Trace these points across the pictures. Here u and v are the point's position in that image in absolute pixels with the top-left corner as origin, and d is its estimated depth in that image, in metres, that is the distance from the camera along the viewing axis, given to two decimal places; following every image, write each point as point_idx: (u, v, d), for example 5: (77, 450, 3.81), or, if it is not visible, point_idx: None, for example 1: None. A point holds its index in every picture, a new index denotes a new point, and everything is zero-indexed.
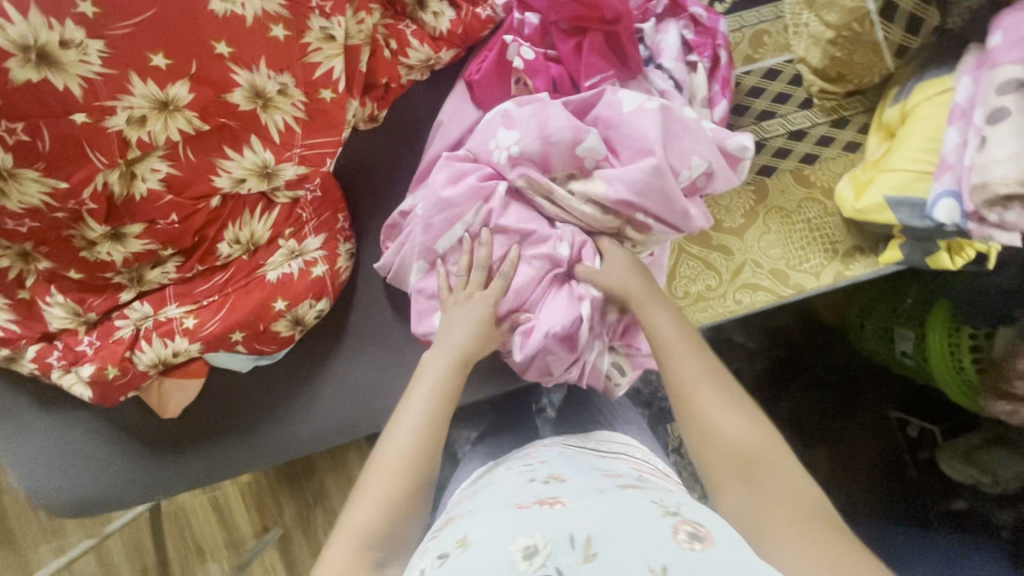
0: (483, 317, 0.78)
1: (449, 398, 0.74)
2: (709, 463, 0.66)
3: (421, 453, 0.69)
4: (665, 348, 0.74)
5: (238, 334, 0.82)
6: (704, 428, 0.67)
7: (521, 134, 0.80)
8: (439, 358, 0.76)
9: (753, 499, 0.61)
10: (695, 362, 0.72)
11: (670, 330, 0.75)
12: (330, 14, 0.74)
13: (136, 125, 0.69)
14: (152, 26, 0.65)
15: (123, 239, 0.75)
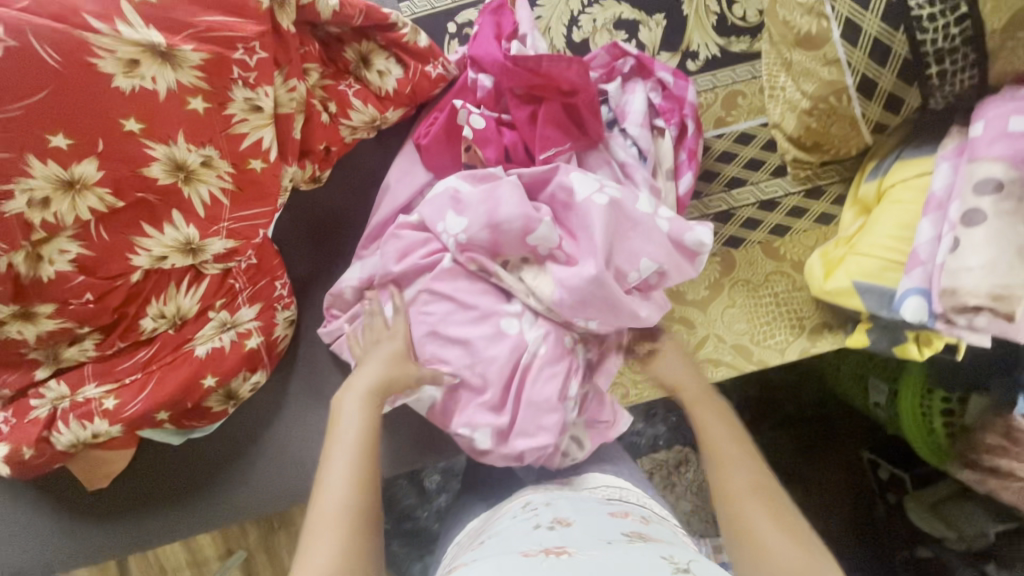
0: (388, 355, 0.74)
1: (371, 436, 0.68)
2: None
3: (361, 504, 0.62)
4: (717, 459, 0.71)
5: (164, 413, 0.78)
6: (751, 541, 0.62)
7: (473, 220, 0.75)
8: (352, 398, 0.70)
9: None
10: (740, 474, 0.68)
11: (723, 442, 0.72)
12: (256, 84, 0.68)
13: (38, 207, 0.63)
14: (49, 107, 0.58)
15: (35, 319, 0.70)
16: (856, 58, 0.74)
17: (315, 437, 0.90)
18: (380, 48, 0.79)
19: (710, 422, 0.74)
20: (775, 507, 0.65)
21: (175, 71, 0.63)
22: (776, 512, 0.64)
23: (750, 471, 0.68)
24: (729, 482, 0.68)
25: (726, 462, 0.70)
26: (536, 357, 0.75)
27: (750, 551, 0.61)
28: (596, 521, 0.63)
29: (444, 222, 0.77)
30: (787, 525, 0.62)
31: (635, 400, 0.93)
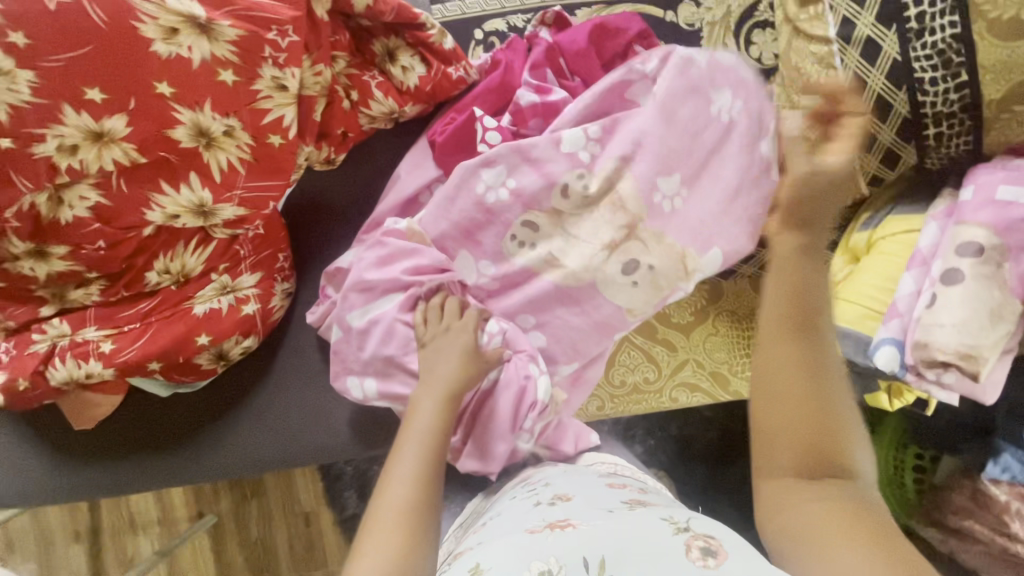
0: (462, 352, 0.77)
1: (440, 437, 0.72)
2: (775, 453, 0.56)
3: (418, 507, 0.65)
4: (763, 320, 0.57)
5: (156, 364, 0.81)
6: (783, 423, 0.55)
7: (508, 168, 0.81)
8: (427, 396, 0.75)
9: (810, 516, 0.53)
10: (798, 345, 0.56)
11: (777, 300, 0.57)
12: (284, 65, 0.71)
13: (67, 152, 0.67)
14: (88, 60, 0.63)
15: (48, 258, 0.74)
16: (859, 110, 0.77)
17: (296, 408, 0.93)
18: (406, 45, 0.83)
19: (773, 282, 0.57)
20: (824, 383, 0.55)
21: (211, 43, 0.67)
22: (822, 399, 0.55)
23: (806, 337, 0.56)
24: (775, 350, 0.56)
25: (778, 327, 0.56)
26: (496, 384, 0.81)
27: (775, 431, 0.56)
28: (595, 494, 0.69)
29: (478, 177, 0.81)
30: (834, 413, 0.55)
31: (611, 414, 0.95)
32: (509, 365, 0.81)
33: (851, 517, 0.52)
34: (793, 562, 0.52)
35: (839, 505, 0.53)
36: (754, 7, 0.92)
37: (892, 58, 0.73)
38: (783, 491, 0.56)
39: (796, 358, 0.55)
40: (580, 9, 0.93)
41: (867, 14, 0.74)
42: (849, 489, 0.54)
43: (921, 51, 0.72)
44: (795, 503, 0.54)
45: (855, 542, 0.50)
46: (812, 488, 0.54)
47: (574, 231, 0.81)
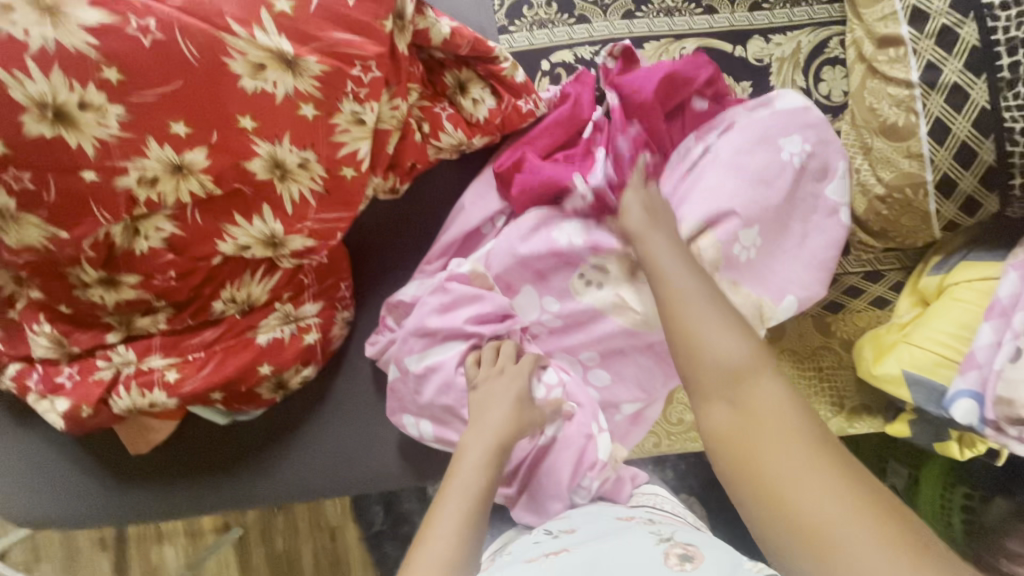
0: (514, 399, 0.76)
1: (485, 482, 0.69)
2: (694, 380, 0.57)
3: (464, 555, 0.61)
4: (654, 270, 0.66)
5: (218, 393, 0.80)
6: (695, 355, 0.57)
7: (580, 216, 0.82)
8: (476, 441, 0.72)
9: (752, 439, 0.52)
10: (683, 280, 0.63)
11: (661, 254, 0.67)
12: (364, 100, 0.70)
13: (146, 184, 0.67)
14: (177, 96, 0.62)
15: (118, 286, 0.74)
16: (940, 156, 0.76)
17: (350, 436, 0.92)
18: (478, 77, 0.82)
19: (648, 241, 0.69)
20: (723, 310, 0.60)
21: (296, 78, 0.66)
22: (716, 321, 0.59)
23: (683, 272, 0.64)
24: (669, 291, 0.63)
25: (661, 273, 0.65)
26: (555, 439, 0.81)
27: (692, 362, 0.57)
28: (599, 523, 0.68)
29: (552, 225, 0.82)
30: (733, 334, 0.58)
31: (666, 451, 0.95)
32: (571, 420, 0.81)
33: (787, 429, 0.51)
34: (755, 494, 0.50)
35: (766, 417, 0.52)
36: (825, 44, 0.90)
37: (980, 106, 0.72)
38: (718, 421, 0.55)
39: (681, 290, 0.62)
40: (649, 41, 0.90)
41: (955, 61, 0.73)
42: (774, 398, 0.53)
43: (1013, 100, 0.70)
44: (724, 424, 0.54)
45: (791, 454, 0.50)
46: (742, 407, 0.54)
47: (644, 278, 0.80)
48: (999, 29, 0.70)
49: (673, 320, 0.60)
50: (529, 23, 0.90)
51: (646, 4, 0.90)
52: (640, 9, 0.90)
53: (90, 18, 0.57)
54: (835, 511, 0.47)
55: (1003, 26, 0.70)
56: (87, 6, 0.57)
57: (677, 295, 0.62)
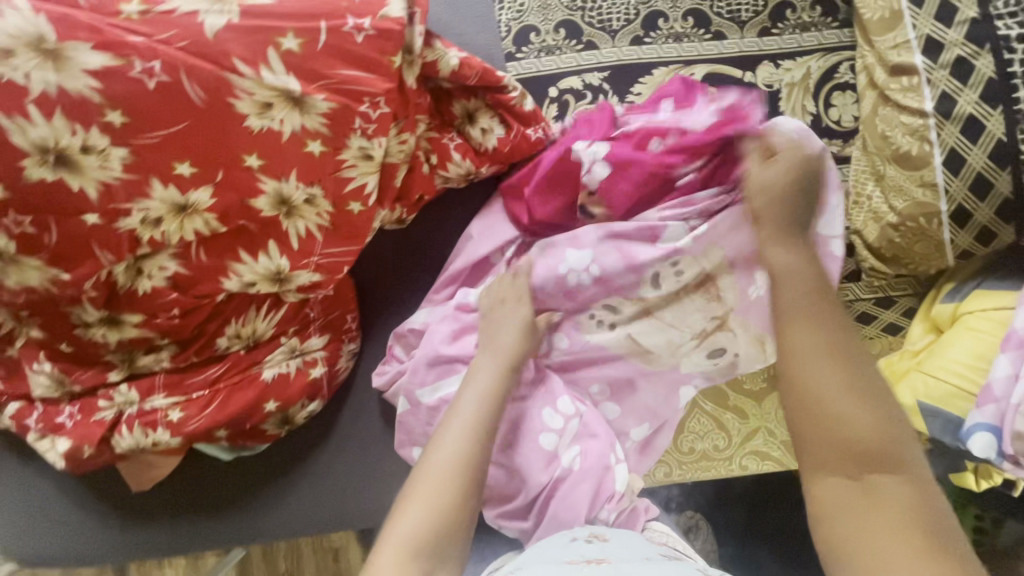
0: (502, 364, 0.72)
1: (492, 407, 0.69)
2: (815, 453, 0.56)
3: (467, 476, 0.65)
4: (784, 316, 0.60)
5: (223, 431, 0.79)
6: (823, 424, 0.56)
7: (598, 256, 0.75)
8: (485, 364, 0.72)
9: (865, 519, 0.53)
10: (820, 337, 0.58)
11: (794, 299, 0.60)
12: (372, 135, 0.69)
13: (150, 225, 0.65)
14: (181, 137, 0.61)
15: (120, 325, 0.72)
16: (955, 186, 0.74)
17: (358, 466, 0.90)
18: (486, 107, 0.81)
19: (782, 282, 0.61)
20: (860, 377, 0.57)
21: (303, 115, 0.64)
22: (851, 393, 0.56)
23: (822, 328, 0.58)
24: (804, 345, 0.58)
25: (801, 320, 0.59)
26: (571, 473, 0.75)
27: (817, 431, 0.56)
28: (632, 540, 0.67)
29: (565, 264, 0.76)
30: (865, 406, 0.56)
31: (678, 481, 0.93)
32: (588, 452, 0.76)
33: (907, 517, 0.52)
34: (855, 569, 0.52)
35: (885, 501, 0.53)
36: (835, 69, 0.89)
37: (996, 138, 0.72)
38: (834, 493, 0.55)
39: (819, 348, 0.57)
40: (658, 67, 0.89)
41: (970, 91, 0.72)
42: (896, 485, 0.54)
43: None
44: (836, 500, 0.55)
45: (901, 543, 0.51)
46: (863, 489, 0.54)
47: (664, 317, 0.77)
48: (1016, 62, 0.71)
49: (804, 384, 0.57)
50: (537, 50, 0.89)
51: (655, 30, 0.90)
52: (648, 35, 0.90)
53: (94, 62, 0.55)
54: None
55: (1019, 59, 0.71)
56: (90, 49, 0.55)
57: (810, 354, 0.58)
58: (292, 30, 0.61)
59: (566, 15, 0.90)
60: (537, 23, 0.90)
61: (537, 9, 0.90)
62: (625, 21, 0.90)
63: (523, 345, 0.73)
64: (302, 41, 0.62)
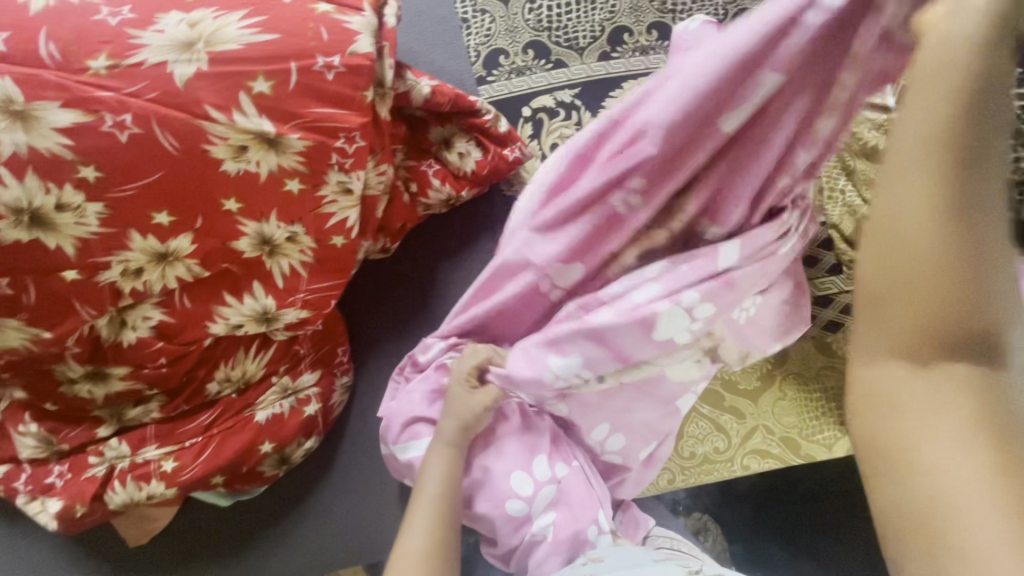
0: (450, 444, 0.70)
1: (453, 488, 0.69)
2: (884, 327, 0.40)
3: (437, 549, 0.68)
4: (886, 151, 0.37)
5: (219, 477, 0.78)
6: (905, 307, 0.38)
7: (586, 358, 0.63)
8: (438, 449, 0.70)
9: (923, 427, 0.38)
10: (931, 176, 0.35)
11: (922, 122, 0.35)
12: (350, 169, 0.69)
13: (131, 276, 0.64)
14: (156, 187, 0.60)
15: (106, 379, 0.71)
16: None
17: (358, 501, 0.89)
18: (462, 131, 0.82)
19: (912, 101, 0.36)
20: (982, 242, 0.35)
21: (279, 155, 0.64)
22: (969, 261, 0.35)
23: (947, 162, 0.34)
24: (896, 186, 0.37)
25: (902, 156, 0.36)
26: (542, 540, 0.72)
27: (884, 305, 0.39)
28: (629, 556, 0.68)
29: (546, 364, 0.65)
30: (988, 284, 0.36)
31: (682, 486, 0.93)
32: (564, 522, 0.72)
33: (981, 442, 0.37)
34: (894, 478, 0.39)
35: (948, 397, 0.38)
36: None
37: None
38: (886, 381, 0.40)
39: (920, 195, 0.35)
40: (627, 81, 0.90)
41: None
42: (974, 381, 0.38)
43: None
44: (893, 391, 0.40)
45: (960, 444, 0.37)
46: (929, 388, 0.39)
47: (647, 362, 0.66)
48: None
49: (876, 234, 0.38)
50: (507, 71, 0.90)
51: (621, 45, 0.92)
52: (615, 50, 0.91)
53: (64, 120, 0.55)
54: (977, 542, 0.35)
55: None
56: (58, 108, 0.55)
57: (901, 199, 0.36)
58: (263, 73, 0.61)
59: (533, 35, 0.91)
60: (506, 45, 0.91)
61: (505, 32, 0.91)
62: (591, 37, 0.91)
63: (473, 416, 0.70)
64: (273, 84, 0.62)
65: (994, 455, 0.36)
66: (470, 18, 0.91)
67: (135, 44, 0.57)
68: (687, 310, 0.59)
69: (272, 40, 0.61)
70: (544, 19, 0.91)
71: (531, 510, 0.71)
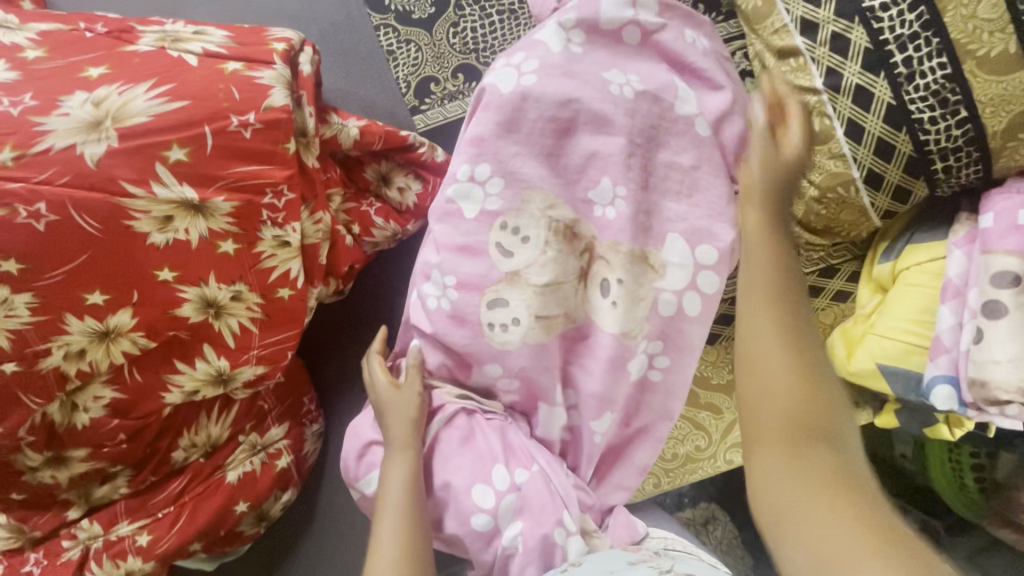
0: (403, 447, 0.70)
1: (417, 497, 0.68)
2: (753, 414, 0.50)
3: (414, 555, 0.65)
4: (746, 290, 0.55)
5: (197, 544, 0.77)
6: (769, 399, 0.50)
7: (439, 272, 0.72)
8: (397, 459, 0.69)
9: (813, 507, 0.45)
10: (767, 313, 0.53)
11: (767, 271, 0.55)
12: (284, 222, 0.69)
13: (74, 358, 0.63)
14: (85, 269, 0.59)
15: (67, 462, 0.70)
16: (861, 153, 0.72)
17: (343, 548, 0.88)
18: (398, 166, 0.82)
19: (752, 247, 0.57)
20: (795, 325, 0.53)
21: (207, 220, 0.64)
22: (811, 371, 0.50)
23: (775, 302, 0.53)
24: (749, 286, 0.55)
25: (760, 297, 0.54)
26: (515, 553, 0.68)
27: (752, 387, 0.51)
28: (608, 559, 0.63)
29: (420, 291, 0.74)
30: (813, 371, 0.50)
31: (668, 488, 0.92)
32: (530, 530, 0.68)
33: (861, 505, 0.44)
34: (788, 541, 0.45)
35: (813, 470, 0.46)
36: None
37: (886, 102, 0.69)
38: (766, 464, 0.49)
39: (766, 314, 0.53)
40: None
41: (852, 63, 0.70)
42: (838, 465, 0.47)
43: (915, 93, 0.68)
44: (769, 472, 0.48)
45: (855, 534, 0.42)
46: (803, 457, 0.47)
47: (533, 282, 0.70)
48: (886, 29, 0.68)
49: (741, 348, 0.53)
50: (440, 98, 0.90)
51: None
52: None
53: None
54: None
55: (888, 26, 0.68)
56: None
57: (749, 305, 0.54)
58: (176, 141, 0.61)
59: (461, 59, 0.90)
60: (435, 72, 0.90)
61: (432, 59, 0.89)
62: None
63: (415, 409, 0.72)
64: (190, 150, 0.61)
65: (856, 508, 0.44)
66: (396, 50, 0.89)
67: (41, 130, 0.56)
68: (473, 179, 0.71)
69: (182, 106, 0.61)
70: (469, 41, 0.89)
71: (494, 521, 0.69)
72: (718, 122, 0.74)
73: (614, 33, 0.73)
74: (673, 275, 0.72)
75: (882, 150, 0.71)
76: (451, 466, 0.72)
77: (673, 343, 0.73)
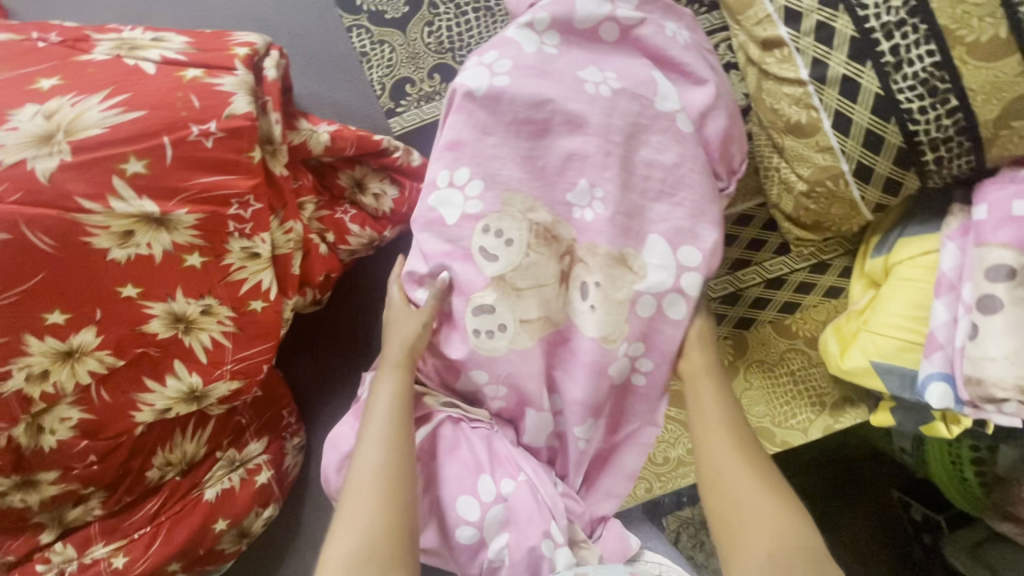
0: (396, 367, 0.68)
1: (406, 411, 0.65)
2: (735, 541, 0.59)
3: (397, 463, 0.61)
4: (701, 429, 0.67)
5: (175, 564, 0.75)
6: (746, 523, 0.60)
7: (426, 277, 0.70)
8: (388, 377, 0.68)
9: None
10: (725, 446, 0.65)
11: (716, 417, 0.67)
12: (252, 233, 0.67)
13: (36, 380, 0.61)
14: (43, 288, 0.57)
15: (37, 485, 0.68)
16: (849, 146, 0.70)
17: None
18: (374, 172, 0.80)
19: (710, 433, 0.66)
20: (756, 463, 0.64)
21: (171, 233, 0.62)
22: (778, 500, 0.61)
23: (742, 454, 0.64)
24: (713, 457, 0.65)
25: (713, 433, 0.66)
26: (502, 565, 0.67)
27: (733, 518, 0.61)
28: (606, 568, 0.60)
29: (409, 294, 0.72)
30: (779, 495, 0.61)
31: (661, 493, 0.90)
32: (515, 544, 0.66)
33: None
34: None
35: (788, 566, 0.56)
36: None
37: (874, 92, 0.67)
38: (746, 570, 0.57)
39: (734, 468, 0.63)
40: None
41: (837, 53, 0.68)
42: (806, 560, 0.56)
43: (904, 82, 0.65)
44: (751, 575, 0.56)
45: None
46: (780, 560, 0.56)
47: (517, 285, 0.67)
48: (871, 17, 0.65)
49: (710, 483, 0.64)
50: (416, 100, 0.87)
51: None
52: None
53: None
54: None
55: (874, 14, 0.65)
56: None
57: (718, 478, 0.63)
58: (133, 153, 0.58)
59: (437, 59, 0.87)
60: (410, 73, 0.87)
61: (407, 60, 0.87)
62: None
63: (415, 334, 0.69)
64: (148, 162, 0.59)
65: None
66: (370, 52, 0.87)
67: None
68: (451, 184, 0.68)
69: (139, 117, 0.59)
70: (445, 40, 0.87)
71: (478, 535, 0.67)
72: (700, 118, 0.72)
73: (590, 31, 0.71)
74: (654, 277, 0.69)
75: (869, 142, 0.69)
76: (433, 478, 0.70)
77: (654, 344, 0.70)
